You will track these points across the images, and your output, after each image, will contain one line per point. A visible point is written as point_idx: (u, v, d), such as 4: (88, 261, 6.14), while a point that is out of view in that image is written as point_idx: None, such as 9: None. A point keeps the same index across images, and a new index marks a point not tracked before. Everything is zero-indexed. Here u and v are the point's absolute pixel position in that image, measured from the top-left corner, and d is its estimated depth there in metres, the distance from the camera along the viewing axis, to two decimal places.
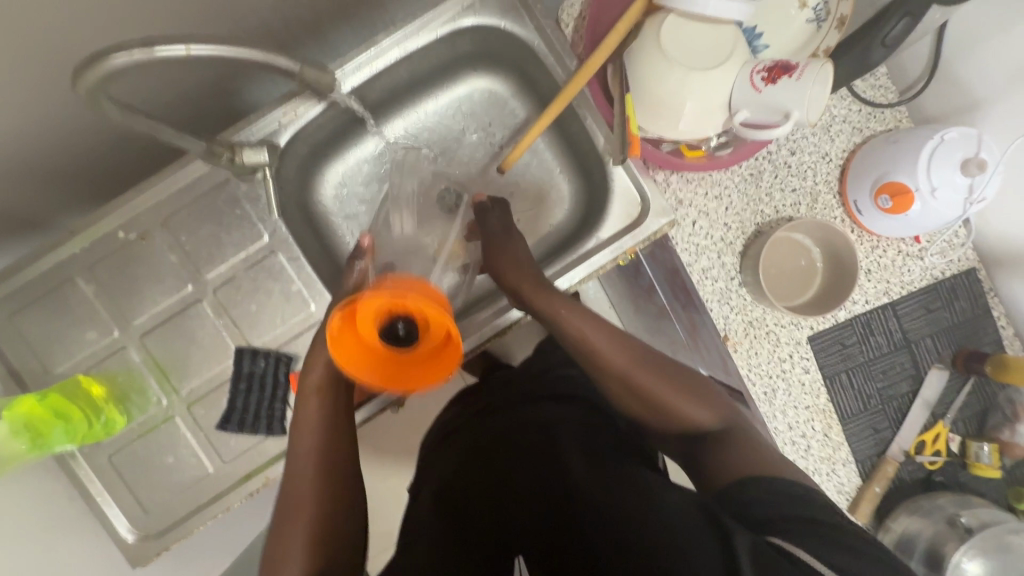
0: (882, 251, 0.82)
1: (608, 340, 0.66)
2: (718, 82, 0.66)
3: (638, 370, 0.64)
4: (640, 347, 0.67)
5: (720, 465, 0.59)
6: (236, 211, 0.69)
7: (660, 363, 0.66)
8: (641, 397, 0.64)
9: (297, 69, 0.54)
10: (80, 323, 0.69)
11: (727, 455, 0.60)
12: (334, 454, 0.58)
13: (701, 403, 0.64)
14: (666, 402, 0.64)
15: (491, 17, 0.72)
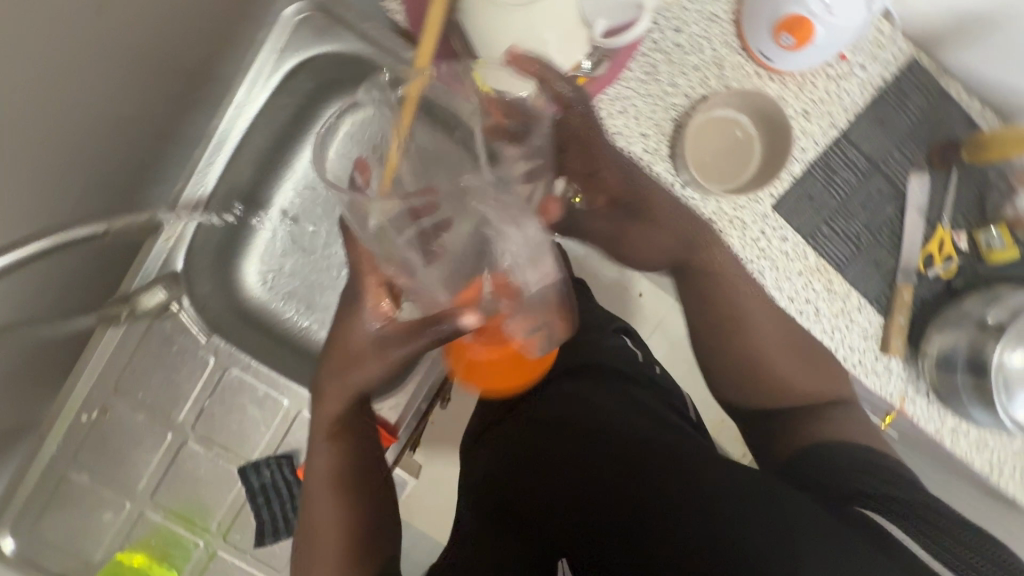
0: (811, 85, 0.75)
1: (774, 336, 0.86)
2: (559, 4, 0.59)
3: (783, 358, 0.86)
4: (799, 335, 0.84)
5: (809, 435, 0.82)
6: (174, 348, 0.69)
7: (798, 345, 0.85)
8: (757, 379, 0.90)
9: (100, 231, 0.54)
10: (93, 510, 0.70)
11: (805, 429, 0.83)
12: (348, 506, 0.66)
13: (808, 375, 0.85)
14: (781, 375, 0.87)
15: (308, 44, 0.66)
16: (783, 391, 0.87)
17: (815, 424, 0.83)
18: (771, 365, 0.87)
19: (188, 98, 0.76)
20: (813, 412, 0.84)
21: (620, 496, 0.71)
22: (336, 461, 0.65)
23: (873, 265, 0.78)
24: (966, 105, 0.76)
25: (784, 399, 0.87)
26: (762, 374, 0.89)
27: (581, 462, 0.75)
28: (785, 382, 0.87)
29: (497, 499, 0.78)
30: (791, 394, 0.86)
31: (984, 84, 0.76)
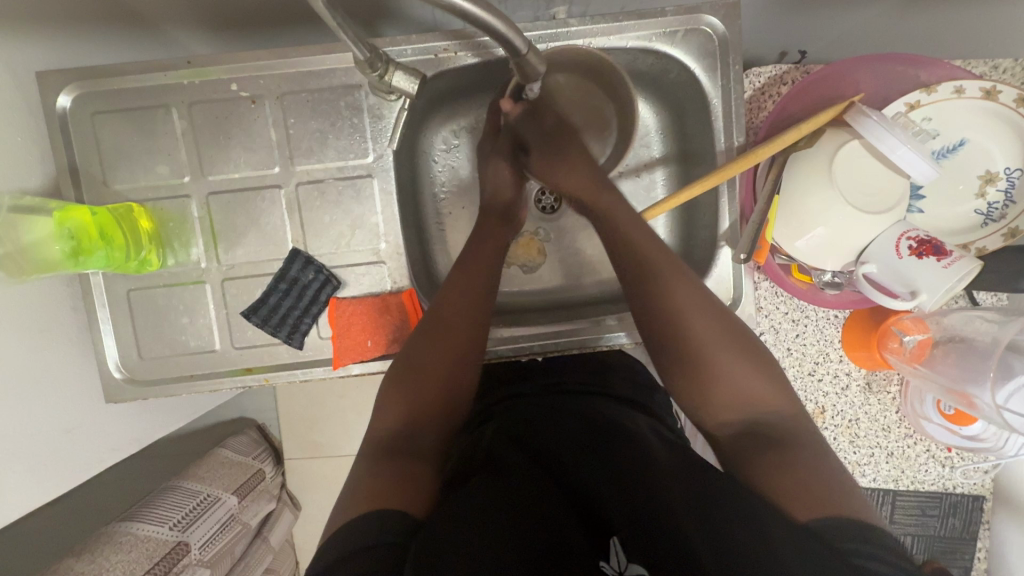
0: (912, 442, 0.81)
1: (681, 287, 0.59)
2: (863, 229, 0.64)
3: (709, 339, 0.57)
4: (746, 346, 0.57)
5: (783, 479, 0.48)
6: (353, 119, 0.66)
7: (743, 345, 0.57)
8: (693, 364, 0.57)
9: (526, 51, 0.51)
10: (155, 154, 0.66)
11: (779, 473, 0.48)
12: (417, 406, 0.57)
13: (770, 384, 0.55)
14: (723, 382, 0.55)
15: (687, 55, 0.67)
16: (736, 401, 0.55)
17: (787, 462, 0.49)
18: (721, 374, 0.56)
19: None
20: (774, 440, 0.51)
21: (623, 478, 0.49)
22: (452, 355, 0.59)
23: None
24: (976, 560, 0.83)
25: (725, 421, 0.55)
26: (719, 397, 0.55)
27: (599, 452, 0.54)
28: (721, 356, 0.56)
29: (522, 443, 0.57)
30: (749, 412, 0.55)
31: None
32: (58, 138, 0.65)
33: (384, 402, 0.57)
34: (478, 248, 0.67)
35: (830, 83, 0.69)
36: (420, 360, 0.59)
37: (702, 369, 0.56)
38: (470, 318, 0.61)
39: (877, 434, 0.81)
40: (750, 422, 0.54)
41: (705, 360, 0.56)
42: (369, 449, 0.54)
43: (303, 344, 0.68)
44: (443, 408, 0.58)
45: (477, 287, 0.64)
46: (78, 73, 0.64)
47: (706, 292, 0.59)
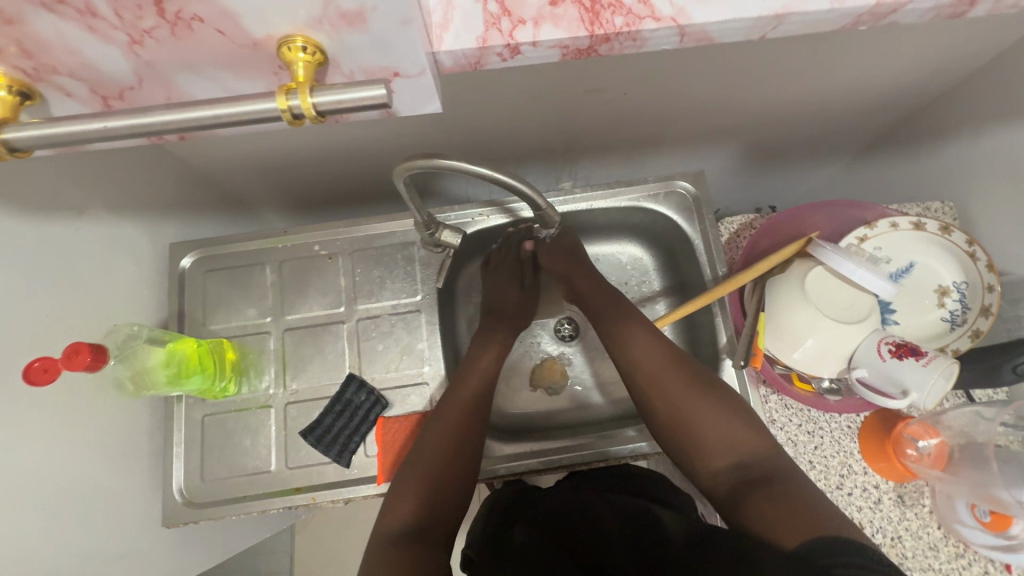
0: (965, 563, 0.77)
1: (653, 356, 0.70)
2: (844, 335, 0.73)
3: (684, 395, 0.66)
4: (718, 398, 0.65)
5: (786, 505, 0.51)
6: (407, 267, 0.83)
7: (717, 400, 0.65)
8: (683, 425, 0.64)
9: (545, 207, 0.67)
10: (247, 300, 0.82)
11: (780, 498, 0.52)
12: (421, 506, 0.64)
13: (754, 429, 0.62)
14: (715, 435, 0.62)
15: (670, 209, 0.85)
16: (727, 449, 0.61)
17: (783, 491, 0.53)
18: (710, 424, 0.63)
19: (557, 157, 0.98)
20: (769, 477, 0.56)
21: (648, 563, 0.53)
22: (437, 457, 0.68)
23: None
24: None
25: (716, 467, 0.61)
26: (708, 447, 0.62)
27: (618, 531, 0.59)
28: (701, 412, 0.64)
29: (553, 534, 0.61)
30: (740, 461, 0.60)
31: None
32: (173, 290, 0.81)
33: (396, 499, 0.65)
34: (477, 365, 0.78)
35: (788, 226, 0.86)
36: (419, 457, 0.68)
37: (687, 422, 0.64)
38: (461, 424, 0.71)
39: (926, 553, 0.78)
40: (744, 465, 0.59)
41: (689, 412, 0.64)
42: (379, 539, 0.61)
43: (350, 463, 0.75)
44: (439, 503, 0.65)
45: (470, 400, 0.74)
46: (199, 243, 0.84)
47: (675, 358, 0.70)
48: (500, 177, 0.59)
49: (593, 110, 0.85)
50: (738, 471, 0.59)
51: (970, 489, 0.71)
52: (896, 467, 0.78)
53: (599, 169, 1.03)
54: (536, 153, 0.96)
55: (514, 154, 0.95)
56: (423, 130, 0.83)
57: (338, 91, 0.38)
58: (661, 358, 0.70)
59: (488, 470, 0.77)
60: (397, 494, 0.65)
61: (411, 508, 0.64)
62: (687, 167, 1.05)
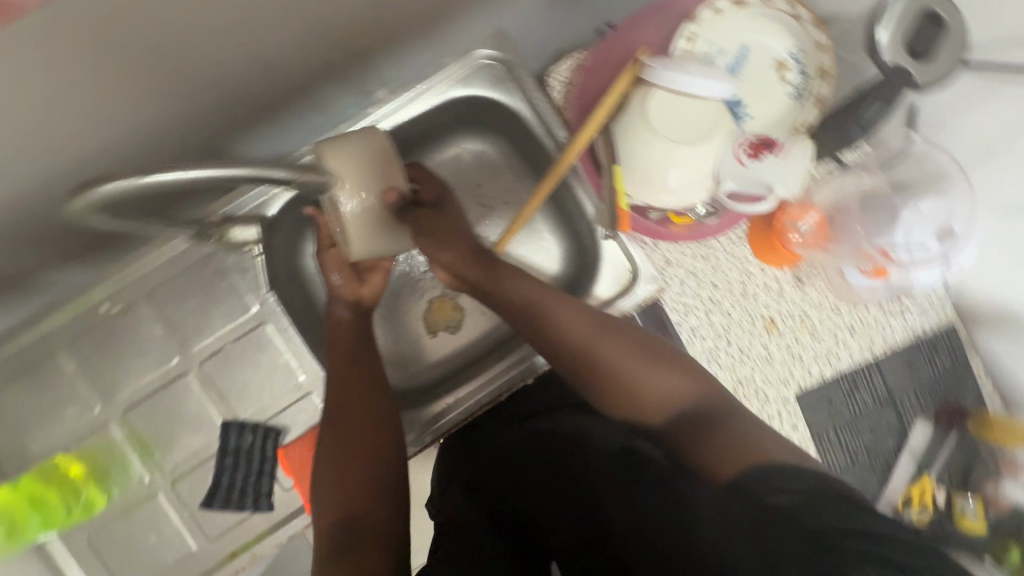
0: (864, 309, 0.82)
1: (562, 305, 0.61)
2: (702, 154, 0.68)
3: (603, 345, 0.58)
4: (639, 343, 0.59)
5: (733, 454, 0.48)
6: (224, 282, 0.69)
7: (639, 344, 0.59)
8: (609, 379, 0.57)
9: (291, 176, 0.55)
10: (61, 400, 0.67)
11: (722, 443, 0.49)
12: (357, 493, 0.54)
13: (680, 372, 0.56)
14: (644, 383, 0.56)
15: (482, 87, 0.74)
16: (665, 402, 0.55)
17: (729, 438, 0.49)
18: (648, 373, 0.56)
19: (342, 70, 0.80)
20: (708, 423, 0.52)
21: (572, 503, 0.50)
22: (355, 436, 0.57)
23: (858, 479, 0.83)
24: (983, 382, 0.84)
25: (659, 425, 0.54)
26: (644, 402, 0.55)
27: (544, 467, 0.55)
28: (625, 360, 0.57)
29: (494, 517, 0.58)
30: (675, 408, 0.54)
31: (1005, 374, 0.84)
32: None
33: (320, 497, 0.55)
34: (342, 316, 0.66)
35: (615, 53, 0.76)
36: (329, 440, 0.58)
37: (620, 379, 0.56)
38: (360, 385, 0.61)
39: (831, 317, 0.82)
40: (678, 414, 0.54)
41: (618, 366, 0.57)
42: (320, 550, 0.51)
43: (272, 504, 0.69)
44: (383, 481, 0.56)
45: (353, 351, 0.64)
46: None
47: (589, 310, 0.61)
48: (190, 176, 0.50)
49: None
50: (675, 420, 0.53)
51: (852, 249, 0.75)
52: (784, 257, 0.79)
53: (400, 65, 0.86)
54: (315, 76, 0.78)
55: (287, 88, 0.76)
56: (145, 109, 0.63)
57: None
58: (572, 309, 0.61)
59: (422, 437, 0.75)
60: (322, 490, 0.55)
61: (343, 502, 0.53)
62: (494, 23, 0.89)
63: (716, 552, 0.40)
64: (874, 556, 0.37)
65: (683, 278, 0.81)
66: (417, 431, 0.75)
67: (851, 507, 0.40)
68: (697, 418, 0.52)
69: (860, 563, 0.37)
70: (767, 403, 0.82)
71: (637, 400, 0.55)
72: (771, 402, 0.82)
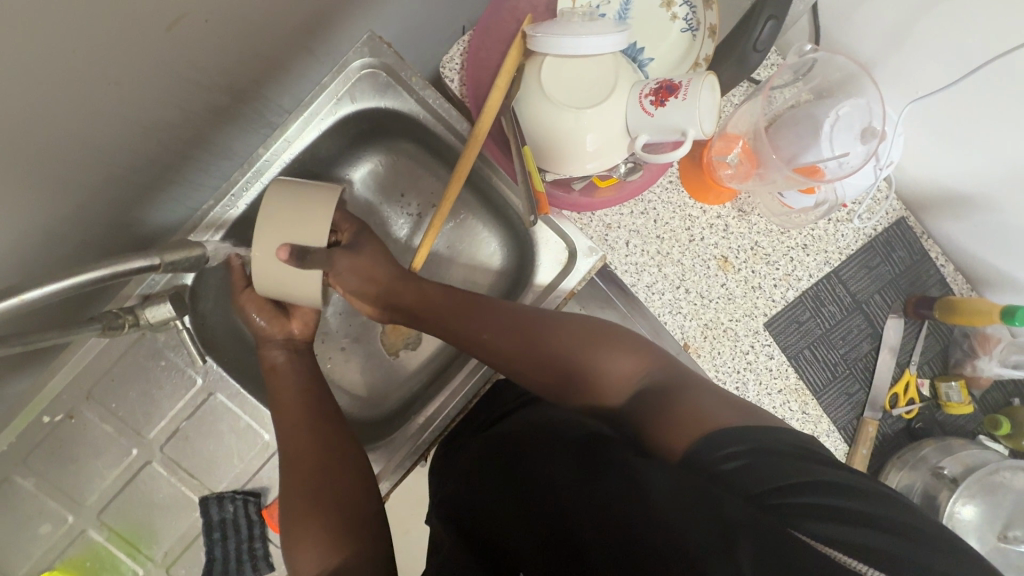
0: (812, 224, 0.81)
1: (510, 317, 0.64)
2: (608, 113, 0.65)
3: (556, 345, 0.62)
4: (589, 333, 0.63)
5: (685, 420, 0.52)
6: (161, 362, 0.67)
7: (589, 334, 0.62)
8: (568, 375, 0.61)
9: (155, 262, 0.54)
10: (31, 520, 0.65)
11: (677, 411, 0.54)
12: (330, 545, 0.57)
13: (630, 352, 0.61)
14: (599, 370, 0.60)
15: (371, 99, 0.70)
16: (619, 382, 0.60)
17: (682, 405, 0.54)
18: (599, 360, 0.60)
19: (228, 114, 0.76)
20: (662, 394, 0.56)
21: (533, 506, 0.51)
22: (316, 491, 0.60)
23: (847, 394, 0.82)
24: (942, 267, 0.84)
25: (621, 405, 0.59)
26: (603, 387, 0.60)
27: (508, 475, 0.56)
28: (578, 354, 0.61)
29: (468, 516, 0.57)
30: (632, 387, 0.59)
31: (962, 253, 0.84)
32: None
33: (299, 553, 0.58)
34: (291, 373, 0.68)
35: (499, 27, 0.72)
36: (296, 500, 0.60)
37: (578, 372, 0.61)
38: (319, 437, 0.64)
39: (781, 240, 0.81)
40: (636, 391, 0.59)
41: (574, 361, 0.61)
42: None
43: (272, 563, 0.69)
44: (352, 525, 0.59)
45: (305, 406, 0.66)
46: None
47: (536, 315, 0.65)
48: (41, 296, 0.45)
49: (201, 44, 0.64)
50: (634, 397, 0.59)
51: (782, 174, 0.71)
52: (718, 193, 0.78)
53: (290, 92, 0.82)
54: (201, 128, 0.74)
55: (175, 148, 0.72)
56: (23, 210, 0.60)
57: None
58: (516, 317, 0.64)
59: (404, 461, 0.73)
60: (300, 545, 0.58)
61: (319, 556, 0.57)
62: (376, 25, 0.85)
63: (671, 528, 0.43)
64: (817, 508, 0.43)
65: (627, 238, 0.79)
66: (401, 454, 0.73)
67: (793, 463, 0.46)
68: (653, 391, 0.57)
69: (805, 517, 0.42)
70: (740, 341, 0.80)
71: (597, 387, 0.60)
72: (743, 338, 0.80)
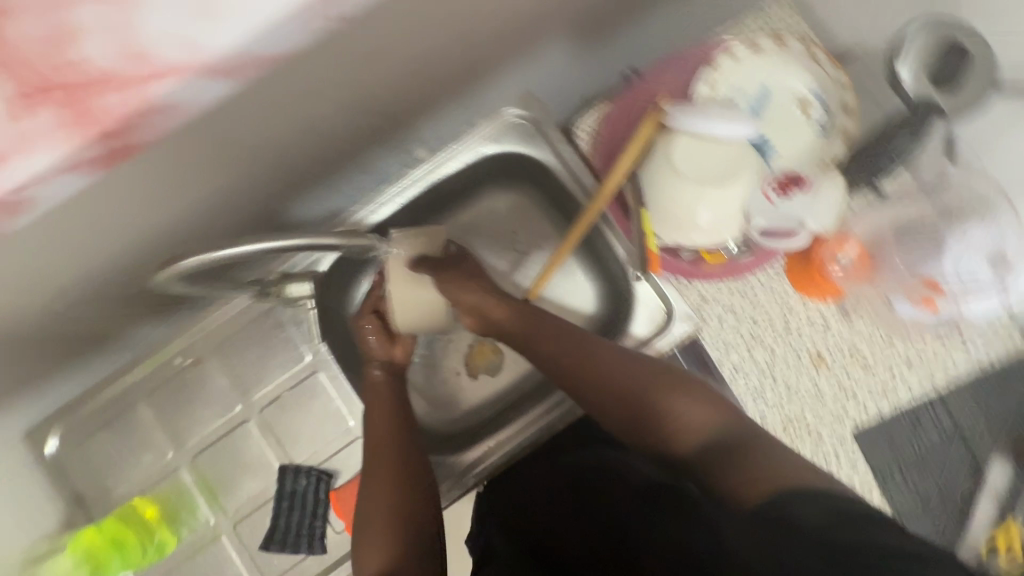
0: (922, 342, 0.77)
1: (583, 344, 0.63)
2: (732, 192, 0.68)
3: (628, 381, 0.59)
4: (661, 372, 0.60)
5: (761, 475, 0.50)
6: (281, 334, 0.75)
7: (661, 374, 0.60)
8: (636, 415, 0.58)
9: (343, 241, 0.64)
10: (141, 446, 0.74)
11: (753, 469, 0.51)
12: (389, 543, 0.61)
13: (705, 401, 0.58)
14: (669, 415, 0.57)
15: (513, 143, 0.78)
16: (686, 430, 0.57)
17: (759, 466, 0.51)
18: (667, 404, 0.57)
19: (386, 135, 0.88)
20: (740, 451, 0.53)
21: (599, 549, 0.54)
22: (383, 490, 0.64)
23: (932, 528, 0.76)
24: None
25: (692, 457, 0.56)
26: (673, 434, 0.57)
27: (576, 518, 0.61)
28: (647, 395, 0.58)
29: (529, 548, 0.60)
30: (704, 439, 0.56)
31: None
32: (59, 475, 0.73)
33: (361, 551, 0.61)
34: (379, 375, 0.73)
35: (638, 102, 0.79)
36: (365, 495, 0.65)
37: (649, 413, 0.57)
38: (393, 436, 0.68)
39: (885, 351, 0.77)
40: (709, 445, 0.55)
41: (643, 400, 0.58)
42: None
43: (324, 547, 0.72)
44: (411, 527, 0.62)
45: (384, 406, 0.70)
46: (55, 416, 0.74)
47: (608, 345, 0.63)
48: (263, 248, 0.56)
49: None
50: (707, 451, 0.55)
51: (901, 285, 0.74)
52: (817, 288, 0.77)
53: None
54: None
55: None
56: None
57: None
58: (584, 345, 0.63)
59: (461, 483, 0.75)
60: (365, 538, 0.62)
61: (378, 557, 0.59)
62: None
63: None
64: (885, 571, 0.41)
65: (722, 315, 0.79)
66: None
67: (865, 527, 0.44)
68: (728, 447, 0.54)
69: None
70: (824, 444, 0.77)
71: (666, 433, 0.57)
72: (828, 443, 0.77)
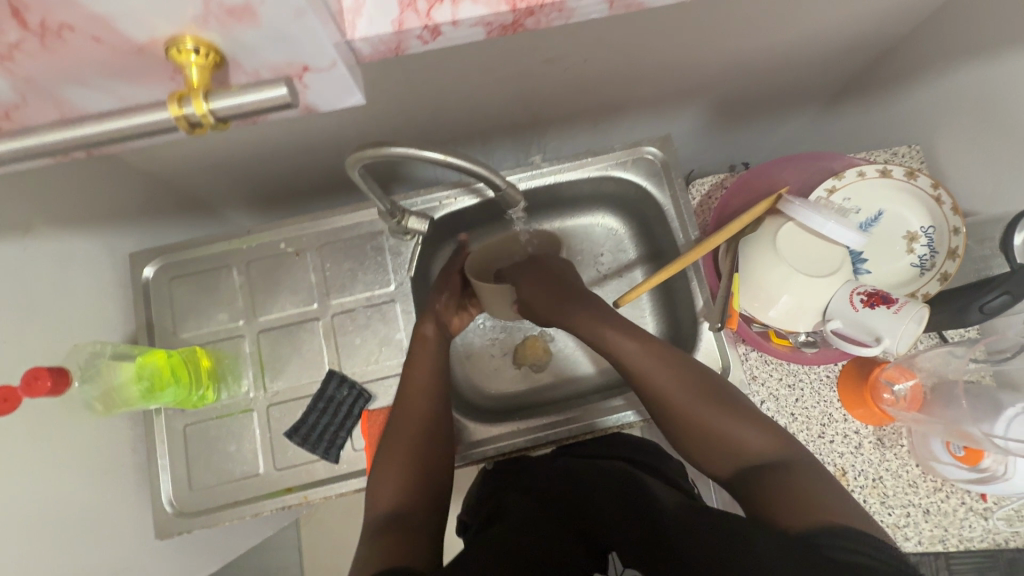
0: (944, 496, 0.80)
1: (642, 353, 0.67)
2: (821, 289, 0.73)
3: (679, 393, 0.63)
4: (712, 391, 0.63)
5: (796, 502, 0.52)
6: (378, 257, 0.81)
7: (712, 393, 0.63)
8: (683, 426, 0.63)
9: (508, 187, 0.67)
10: (219, 305, 0.80)
11: (788, 492, 0.53)
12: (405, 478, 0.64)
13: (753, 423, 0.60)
14: (715, 432, 0.61)
15: (638, 175, 0.86)
16: (737, 453, 0.60)
17: (793, 489, 0.53)
18: (713, 422, 0.61)
19: (524, 130, 0.96)
20: (779, 474, 0.56)
21: None
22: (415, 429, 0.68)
23: None
24: None
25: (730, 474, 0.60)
26: (715, 450, 0.61)
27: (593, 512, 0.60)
28: (695, 412, 0.62)
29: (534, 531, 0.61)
30: (745, 460, 0.59)
31: None
32: (140, 301, 0.79)
33: (378, 478, 0.65)
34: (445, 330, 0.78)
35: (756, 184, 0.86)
36: (398, 426, 0.69)
37: (695, 427, 0.62)
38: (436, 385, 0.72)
39: (906, 490, 0.80)
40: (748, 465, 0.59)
41: (691, 414, 0.62)
42: (367, 524, 0.61)
43: (338, 458, 0.75)
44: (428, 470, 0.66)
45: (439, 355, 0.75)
46: (160, 250, 0.81)
47: (667, 355, 0.67)
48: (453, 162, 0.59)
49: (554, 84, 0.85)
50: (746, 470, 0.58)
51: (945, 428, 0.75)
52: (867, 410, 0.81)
53: (565, 140, 1.01)
54: (502, 129, 0.94)
55: (478, 131, 0.93)
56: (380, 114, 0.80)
57: (238, 95, 0.39)
58: (643, 352, 0.67)
59: (478, 452, 0.79)
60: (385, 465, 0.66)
61: (395, 486, 0.63)
62: (655, 132, 1.04)
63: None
64: None
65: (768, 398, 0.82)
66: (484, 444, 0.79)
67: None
68: (767, 469, 0.57)
69: None
70: None
71: (707, 449, 0.61)
72: None
